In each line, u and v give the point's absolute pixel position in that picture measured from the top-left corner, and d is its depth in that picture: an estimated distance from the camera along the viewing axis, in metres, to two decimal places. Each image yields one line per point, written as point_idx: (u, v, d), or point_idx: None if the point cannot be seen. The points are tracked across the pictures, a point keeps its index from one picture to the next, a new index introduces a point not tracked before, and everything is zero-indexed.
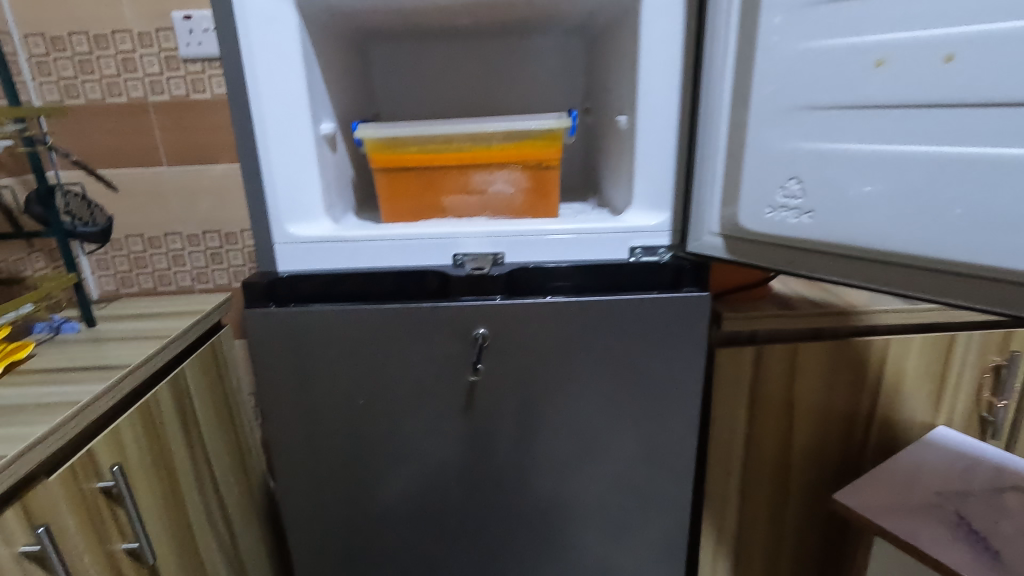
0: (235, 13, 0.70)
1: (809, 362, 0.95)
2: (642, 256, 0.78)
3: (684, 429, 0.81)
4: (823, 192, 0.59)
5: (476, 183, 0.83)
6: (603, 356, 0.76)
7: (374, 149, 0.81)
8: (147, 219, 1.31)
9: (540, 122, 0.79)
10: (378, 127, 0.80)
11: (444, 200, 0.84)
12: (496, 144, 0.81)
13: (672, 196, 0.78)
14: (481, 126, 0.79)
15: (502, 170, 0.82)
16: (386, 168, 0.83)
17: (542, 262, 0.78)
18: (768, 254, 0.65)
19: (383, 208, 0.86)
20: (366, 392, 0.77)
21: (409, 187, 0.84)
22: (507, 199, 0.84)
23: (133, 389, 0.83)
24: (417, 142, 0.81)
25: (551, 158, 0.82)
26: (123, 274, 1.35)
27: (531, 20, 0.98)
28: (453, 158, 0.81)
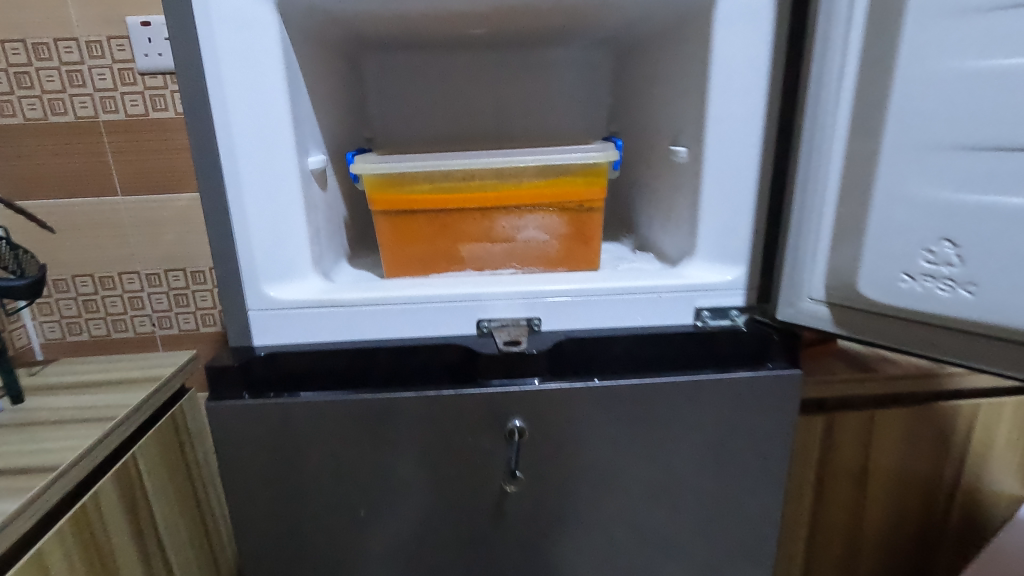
0: (195, 17, 0.53)
1: (886, 432, 0.81)
2: (711, 320, 0.63)
3: (763, 533, 0.65)
4: (992, 259, 0.43)
5: (501, 229, 0.67)
6: (667, 449, 0.61)
7: (373, 188, 0.65)
8: (99, 256, 1.12)
9: (582, 156, 0.64)
10: (378, 161, 0.64)
11: (461, 249, 0.68)
12: (527, 182, 0.65)
13: (748, 247, 0.63)
14: (509, 160, 0.63)
15: (534, 214, 0.67)
16: (388, 211, 0.66)
17: (588, 329, 0.63)
18: (891, 331, 0.51)
19: (384, 259, 0.69)
20: (367, 500, 0.60)
21: (417, 234, 0.68)
22: (539, 248, 0.69)
23: (65, 495, 0.65)
24: (428, 180, 0.65)
25: (594, 198, 0.67)
26: (70, 320, 1.15)
27: (557, 31, 0.83)
28: (472, 200, 0.66)
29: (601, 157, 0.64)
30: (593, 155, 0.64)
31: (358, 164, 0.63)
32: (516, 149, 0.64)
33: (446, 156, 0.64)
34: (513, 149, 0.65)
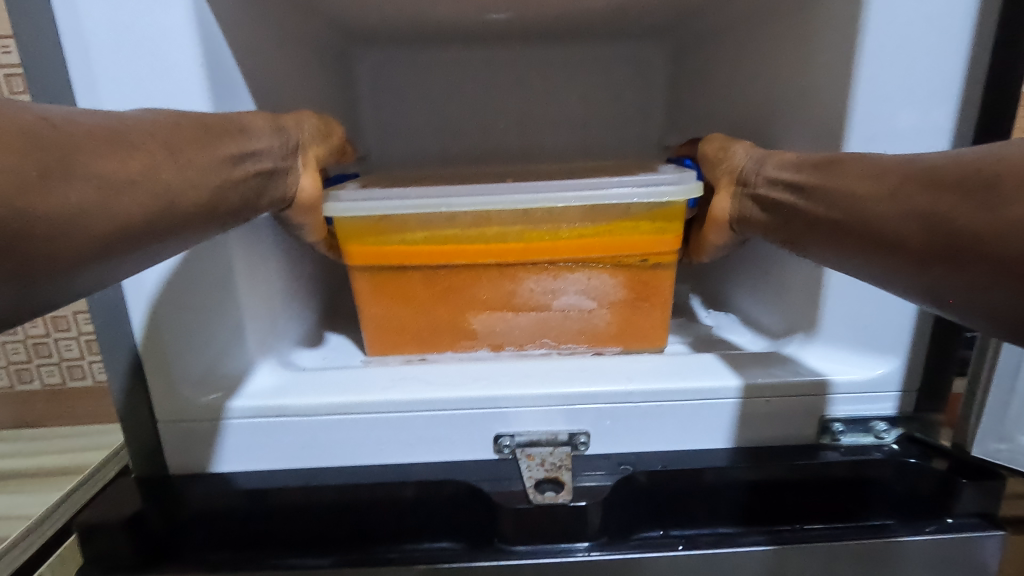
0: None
1: None
2: (844, 437, 0.43)
3: None
4: None
5: (529, 294, 0.47)
6: None
7: (347, 236, 0.45)
8: None
9: (650, 191, 0.44)
10: (354, 198, 0.44)
11: (472, 320, 0.48)
12: (567, 228, 0.45)
13: (909, 333, 0.41)
14: (543, 197, 0.43)
15: (577, 272, 0.46)
16: (370, 267, 0.46)
17: (658, 448, 0.43)
18: None
19: (365, 331, 0.49)
20: None
21: (411, 299, 0.47)
22: (583, 319, 0.48)
23: None
24: (427, 225, 0.45)
25: (665, 250, 0.46)
26: (18, 366, 0.94)
27: (605, 18, 0.62)
28: (489, 252, 0.45)
29: (679, 195, 0.44)
30: (666, 190, 0.44)
31: (326, 206, 0.44)
32: (550, 179, 0.44)
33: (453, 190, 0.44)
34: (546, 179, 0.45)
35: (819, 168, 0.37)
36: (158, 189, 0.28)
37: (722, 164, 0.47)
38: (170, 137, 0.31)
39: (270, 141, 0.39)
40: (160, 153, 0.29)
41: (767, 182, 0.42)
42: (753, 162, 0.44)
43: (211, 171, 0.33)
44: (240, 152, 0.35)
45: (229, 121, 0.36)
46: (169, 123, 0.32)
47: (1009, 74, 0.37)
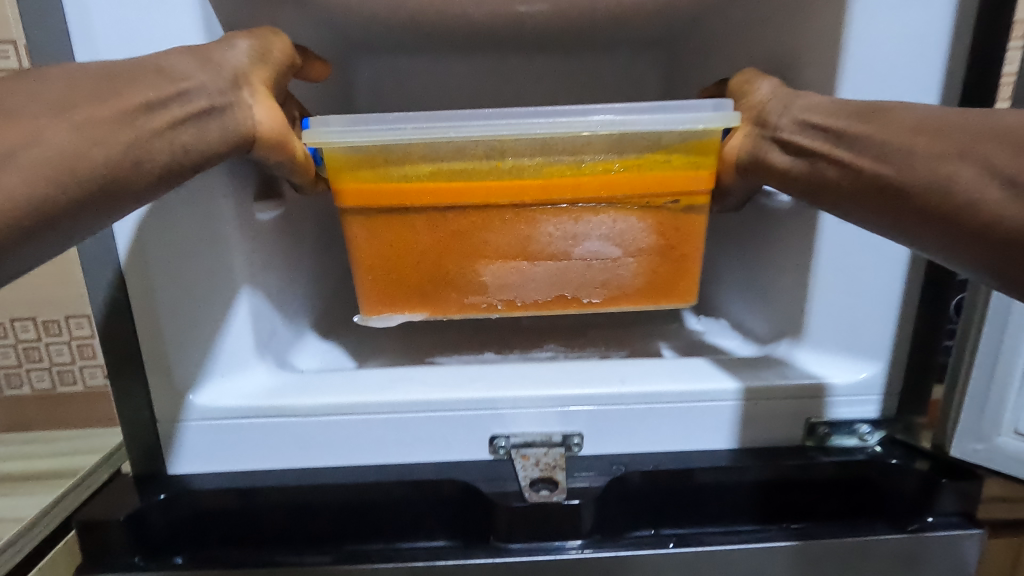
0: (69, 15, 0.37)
1: None
2: (830, 439, 0.44)
3: None
4: None
5: (547, 240, 0.44)
6: None
7: (341, 171, 0.42)
8: (43, 298, 0.93)
9: (684, 121, 0.40)
10: (348, 123, 0.40)
11: (482, 272, 0.45)
12: (591, 162, 0.42)
13: (891, 339, 0.43)
14: (561, 123, 0.40)
15: (600, 214, 0.43)
16: (366, 210, 0.43)
17: (649, 450, 0.44)
18: None
19: (359, 287, 0.46)
20: None
21: (411, 249, 0.44)
22: (607, 269, 0.45)
23: None
24: (431, 157, 0.41)
25: (699, 190, 0.43)
26: (8, 371, 0.95)
27: (600, 32, 0.64)
28: (501, 191, 0.42)
29: (714, 123, 0.41)
30: (702, 118, 0.40)
31: (316, 132, 0.40)
32: (571, 105, 0.41)
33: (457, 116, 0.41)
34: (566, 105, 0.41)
35: (866, 117, 0.35)
36: (50, 156, 0.27)
37: (742, 99, 0.43)
38: (65, 99, 0.29)
39: (205, 77, 0.35)
40: (49, 120, 0.28)
41: (793, 125, 0.39)
42: (776, 101, 0.41)
43: (123, 120, 0.31)
44: (160, 94, 0.33)
45: (143, 63, 0.33)
46: (69, 86, 0.30)
47: (983, 86, 0.39)
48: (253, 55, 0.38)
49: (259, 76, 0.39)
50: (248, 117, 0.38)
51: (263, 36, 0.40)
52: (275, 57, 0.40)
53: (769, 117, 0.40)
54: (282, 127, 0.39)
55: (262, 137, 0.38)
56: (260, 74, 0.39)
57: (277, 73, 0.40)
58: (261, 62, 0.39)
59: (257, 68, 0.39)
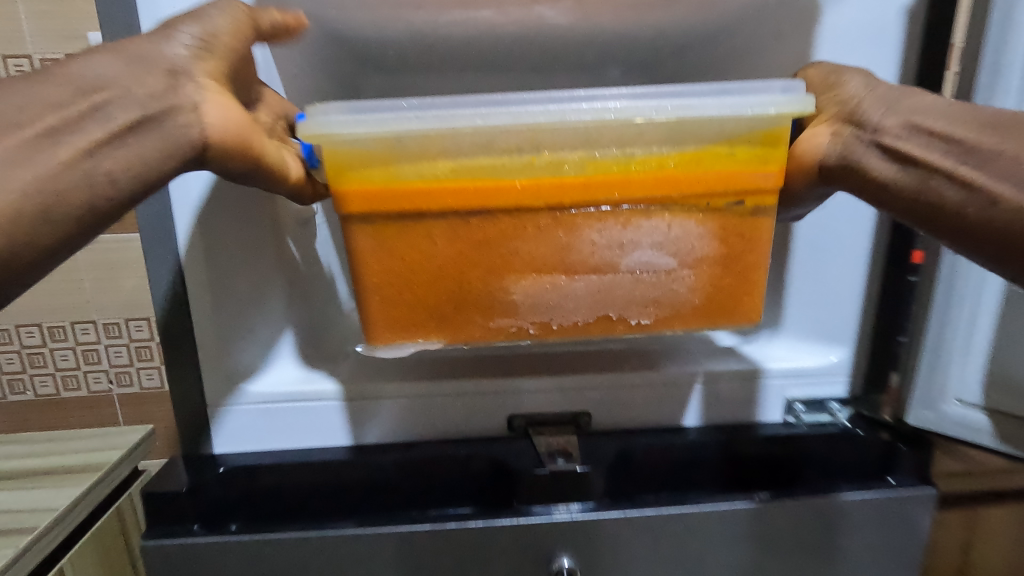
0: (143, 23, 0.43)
1: (991, 533, 0.67)
2: (806, 416, 0.50)
3: None
4: None
5: (588, 249, 0.40)
6: None
7: (344, 168, 0.37)
8: (48, 304, 0.95)
9: (756, 105, 0.38)
10: (354, 112, 0.36)
11: (512, 290, 0.40)
12: (642, 155, 0.38)
13: (857, 325, 0.49)
14: (606, 111, 0.37)
15: (652, 217, 0.39)
16: (371, 214, 0.38)
17: (648, 425, 0.50)
18: None
19: (364, 307, 0.40)
20: None
21: (427, 263, 0.39)
22: (660, 283, 0.41)
23: None
24: (451, 150, 0.37)
25: (766, 189, 0.40)
26: (11, 376, 0.97)
27: None
28: (536, 192, 0.38)
29: (788, 109, 0.38)
30: (773, 102, 0.38)
31: (321, 123, 0.36)
32: (618, 89, 0.37)
33: (477, 104, 0.37)
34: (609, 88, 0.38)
35: (988, 129, 0.35)
36: None
37: (824, 90, 0.41)
38: None
39: (135, 86, 0.32)
40: None
41: (898, 129, 0.37)
42: (873, 98, 0.38)
43: (39, 174, 0.30)
44: (78, 132, 0.31)
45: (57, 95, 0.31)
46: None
47: None
48: (198, 48, 0.35)
49: (212, 69, 0.35)
50: (199, 122, 0.34)
51: (212, 19, 0.36)
52: (228, 41, 0.36)
53: (864, 114, 0.38)
54: (238, 129, 0.35)
55: (215, 143, 0.35)
56: (210, 67, 0.35)
57: (225, 62, 0.36)
58: (209, 53, 0.35)
59: (207, 61, 0.35)
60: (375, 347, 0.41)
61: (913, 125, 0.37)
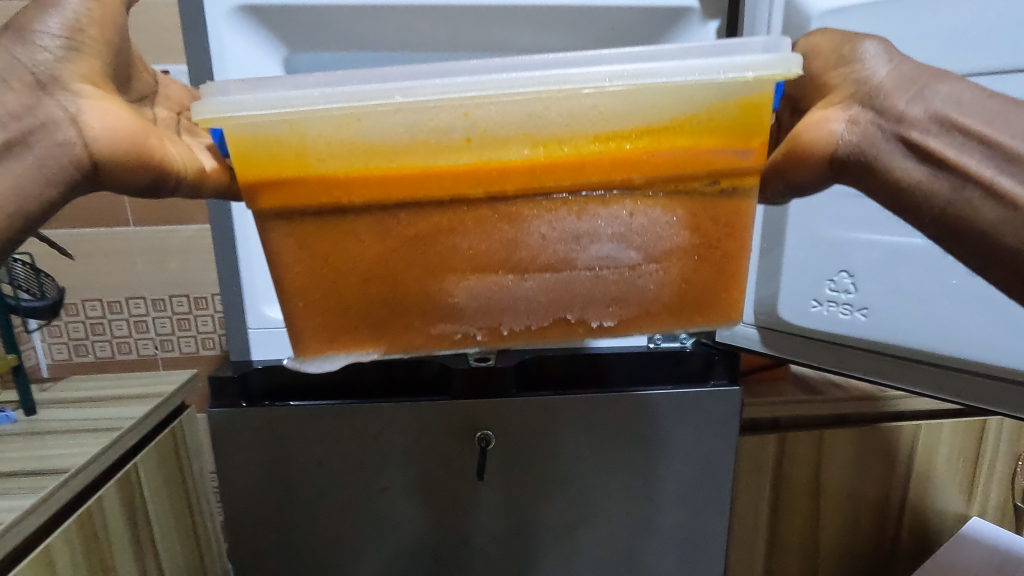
0: (211, 53, 0.70)
1: (835, 451, 0.88)
2: (662, 343, 0.82)
3: (672, 509, 0.83)
4: (869, 288, 0.71)
5: (536, 243, 0.40)
6: (594, 454, 0.81)
7: (249, 157, 0.38)
8: (108, 282, 1.17)
9: (731, 69, 0.37)
10: (252, 93, 0.37)
11: (453, 291, 0.41)
12: (603, 129, 0.38)
13: None
14: (557, 82, 0.36)
15: (610, 206, 0.40)
16: (286, 208, 0.39)
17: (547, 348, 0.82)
18: (817, 352, 0.76)
19: (291, 312, 0.41)
20: (348, 484, 0.78)
21: (354, 263, 0.40)
22: (623, 280, 0.41)
23: (73, 494, 0.71)
24: (365, 133, 0.37)
25: (743, 168, 0.40)
26: (76, 342, 1.19)
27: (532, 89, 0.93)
28: (473, 178, 0.38)
29: (770, 71, 0.37)
30: (751, 64, 0.37)
31: (218, 104, 0.37)
32: (581, 53, 0.37)
33: (393, 81, 0.37)
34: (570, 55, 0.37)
35: (991, 119, 0.43)
36: None
37: (849, 67, 0.45)
38: None
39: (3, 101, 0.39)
40: None
41: (925, 121, 0.43)
42: (898, 85, 0.44)
43: None
44: None
45: None
46: None
47: None
48: (64, 47, 0.41)
49: (85, 70, 0.42)
50: (81, 136, 0.41)
51: (69, 7, 0.42)
52: (94, 32, 0.43)
53: (884, 100, 0.43)
54: (125, 136, 0.42)
55: (97, 148, 0.41)
56: (81, 67, 0.42)
57: (86, 64, 0.42)
58: (79, 52, 0.42)
59: (77, 61, 0.42)
60: (307, 357, 0.42)
61: (934, 117, 0.43)
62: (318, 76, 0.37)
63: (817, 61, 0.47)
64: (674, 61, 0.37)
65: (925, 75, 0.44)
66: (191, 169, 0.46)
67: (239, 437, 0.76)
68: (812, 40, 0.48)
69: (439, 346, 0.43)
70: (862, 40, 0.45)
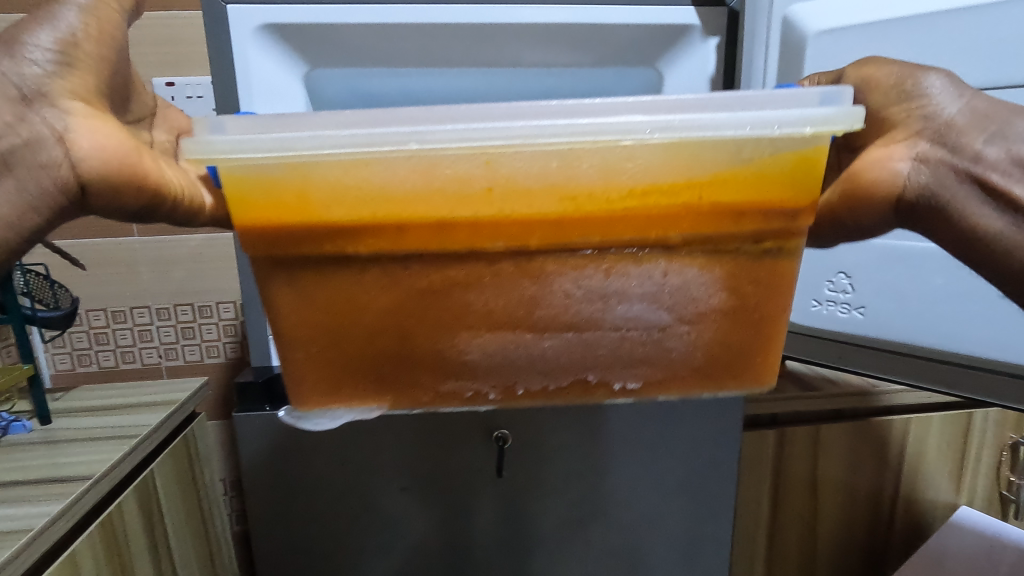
0: (236, 73, 0.78)
1: (831, 445, 0.91)
2: None
3: (668, 499, 0.90)
4: (866, 289, 0.77)
5: (558, 302, 0.35)
6: (599, 451, 0.88)
7: (245, 199, 0.33)
8: (113, 292, 1.18)
9: (787, 123, 0.33)
10: (251, 132, 0.32)
11: (465, 350, 0.36)
12: (638, 184, 0.33)
13: None
14: (590, 132, 0.31)
15: (644, 263, 0.35)
16: (282, 254, 0.34)
17: None
18: (816, 350, 0.84)
19: (287, 362, 0.37)
20: (375, 477, 0.87)
21: (357, 317, 0.35)
22: (651, 342, 0.37)
23: (97, 500, 0.72)
24: (374, 178, 0.32)
25: (793, 226, 0.35)
26: (80, 352, 1.20)
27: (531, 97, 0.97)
28: (492, 232, 0.33)
29: (831, 126, 0.33)
30: (811, 118, 0.33)
31: (209, 144, 0.31)
32: (621, 96, 0.32)
33: (410, 123, 0.32)
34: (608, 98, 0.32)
35: None
36: None
37: (912, 103, 0.42)
38: None
39: None
40: None
41: (1003, 163, 0.41)
42: (972, 125, 0.42)
43: None
44: None
45: None
46: None
47: None
48: (57, 62, 0.35)
49: (79, 86, 0.36)
50: (68, 155, 0.36)
51: (66, 21, 0.36)
52: (90, 48, 0.37)
53: (960, 141, 0.41)
54: (116, 158, 0.37)
55: (95, 172, 0.36)
56: (74, 83, 0.36)
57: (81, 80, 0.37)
58: (71, 67, 0.36)
59: (70, 77, 0.36)
60: (304, 411, 0.38)
61: (1016, 159, 0.41)
62: (324, 112, 0.32)
63: (874, 94, 0.44)
64: (726, 111, 0.32)
65: (1001, 109, 0.42)
66: (188, 197, 0.42)
67: (279, 436, 0.85)
68: (864, 71, 0.45)
69: (447, 404, 0.39)
70: (927, 74, 0.42)
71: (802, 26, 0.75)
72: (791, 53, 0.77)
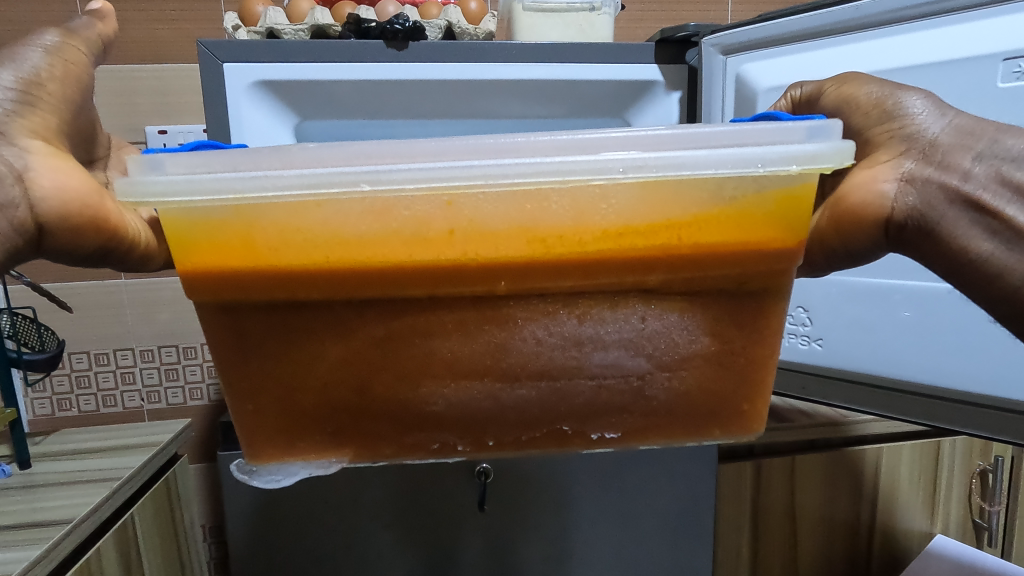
0: (230, 123, 0.81)
1: (807, 476, 0.94)
2: None
3: (652, 534, 0.91)
4: (822, 322, 0.84)
5: (528, 349, 0.34)
6: (580, 486, 0.89)
7: (185, 240, 0.31)
8: (97, 334, 1.18)
9: (772, 161, 0.31)
10: (189, 172, 0.31)
11: (431, 400, 0.34)
12: (611, 225, 0.31)
13: None
14: (558, 172, 0.30)
15: (619, 308, 0.34)
16: (230, 301, 0.32)
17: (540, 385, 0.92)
18: (785, 382, 0.89)
19: (236, 415, 0.35)
20: (359, 518, 0.87)
21: (310, 369, 0.33)
22: (629, 390, 0.35)
23: (75, 545, 0.71)
24: (329, 220, 0.31)
25: (779, 267, 0.33)
26: (60, 396, 1.19)
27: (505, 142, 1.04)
28: (456, 276, 0.32)
29: (819, 164, 0.31)
30: (796, 155, 0.31)
31: (144, 184, 0.30)
32: (584, 135, 0.31)
33: (364, 163, 0.30)
34: (574, 136, 0.31)
35: None
36: None
37: (894, 122, 0.43)
38: None
39: None
40: None
41: (991, 181, 0.40)
42: (960, 146, 0.41)
43: None
44: None
45: None
46: None
47: None
48: (17, 101, 0.38)
49: (38, 126, 0.39)
50: (27, 195, 0.37)
51: (30, 62, 0.39)
52: (54, 87, 0.40)
53: (946, 160, 0.40)
54: (76, 198, 0.38)
55: (52, 212, 0.38)
56: (34, 122, 0.38)
57: (42, 120, 0.39)
58: (33, 106, 0.39)
59: (30, 115, 0.38)
60: (257, 466, 0.36)
61: (1002, 178, 0.40)
62: (270, 153, 0.31)
63: (856, 114, 0.45)
64: (704, 149, 0.31)
65: (990, 127, 0.41)
66: (142, 241, 0.44)
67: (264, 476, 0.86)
68: (846, 91, 0.47)
69: (412, 457, 0.36)
70: (907, 95, 0.43)
71: (755, 82, 0.81)
72: (746, 104, 0.83)
